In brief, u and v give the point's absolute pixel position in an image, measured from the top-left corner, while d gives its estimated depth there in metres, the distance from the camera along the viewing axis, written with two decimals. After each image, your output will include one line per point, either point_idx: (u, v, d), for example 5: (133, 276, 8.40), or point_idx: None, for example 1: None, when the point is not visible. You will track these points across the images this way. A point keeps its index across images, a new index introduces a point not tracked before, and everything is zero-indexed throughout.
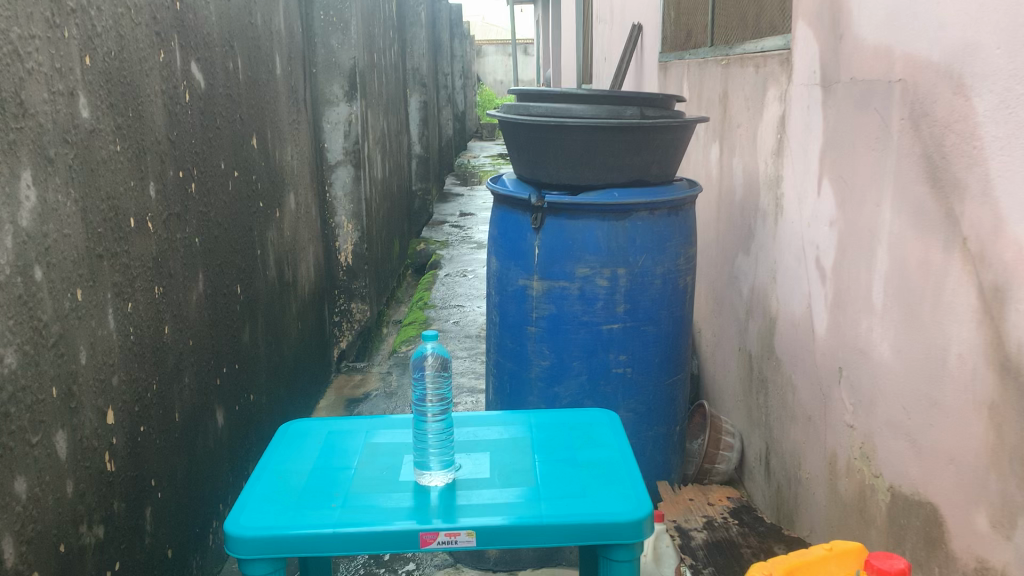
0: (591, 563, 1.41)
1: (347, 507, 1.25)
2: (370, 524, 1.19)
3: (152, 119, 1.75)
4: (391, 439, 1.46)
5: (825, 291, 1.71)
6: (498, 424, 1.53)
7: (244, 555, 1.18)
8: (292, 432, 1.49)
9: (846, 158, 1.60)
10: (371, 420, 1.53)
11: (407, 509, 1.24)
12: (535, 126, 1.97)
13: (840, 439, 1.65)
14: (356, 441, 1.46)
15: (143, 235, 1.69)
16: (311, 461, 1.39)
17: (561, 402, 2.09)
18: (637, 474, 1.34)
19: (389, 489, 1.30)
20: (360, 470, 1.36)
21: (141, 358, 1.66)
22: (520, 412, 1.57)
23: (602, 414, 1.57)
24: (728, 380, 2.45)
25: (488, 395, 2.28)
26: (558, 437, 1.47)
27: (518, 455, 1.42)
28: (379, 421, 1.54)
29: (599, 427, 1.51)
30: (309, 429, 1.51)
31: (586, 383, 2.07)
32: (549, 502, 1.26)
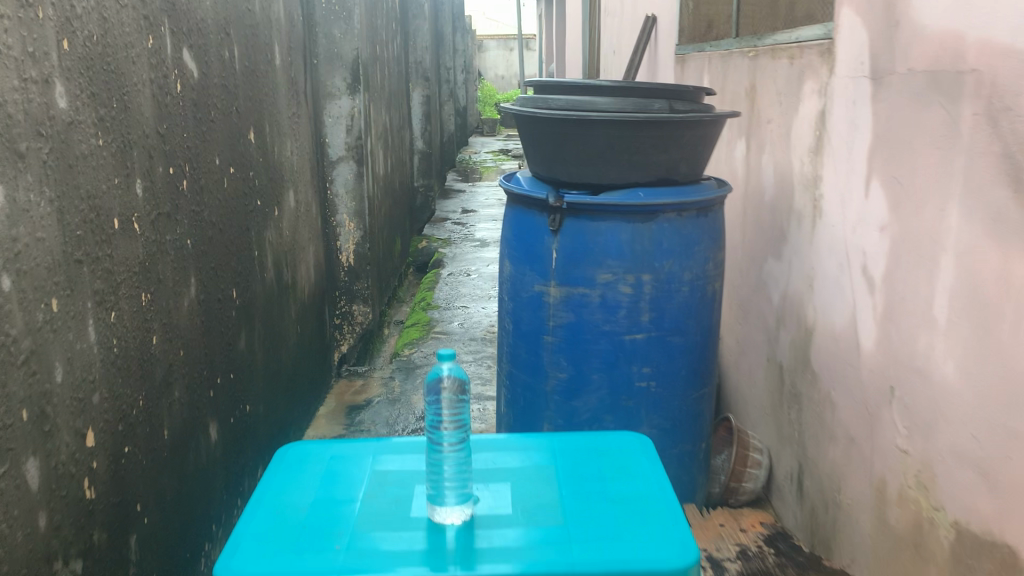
0: None
1: (353, 549, 1.10)
2: (379, 571, 1.05)
3: (139, 111, 1.60)
4: (400, 467, 1.32)
5: (874, 302, 1.56)
6: (519, 448, 1.39)
7: None
8: (290, 457, 1.34)
9: (901, 157, 1.46)
10: (378, 443, 1.39)
11: (420, 552, 1.10)
12: (554, 120, 1.82)
13: (890, 465, 1.51)
14: (361, 468, 1.32)
15: (128, 237, 1.54)
16: (312, 493, 1.25)
17: (580, 418, 1.95)
18: (677, 510, 1.20)
19: (399, 528, 1.16)
20: (366, 503, 1.22)
21: (124, 372, 1.51)
22: (542, 435, 1.43)
23: (632, 437, 1.43)
24: (755, 392, 2.30)
25: (500, 407, 2.13)
26: (586, 466, 1.33)
27: (543, 487, 1.28)
28: (386, 443, 1.40)
29: (630, 454, 1.38)
30: (310, 452, 1.37)
31: (607, 397, 1.92)
32: (581, 545, 1.12)
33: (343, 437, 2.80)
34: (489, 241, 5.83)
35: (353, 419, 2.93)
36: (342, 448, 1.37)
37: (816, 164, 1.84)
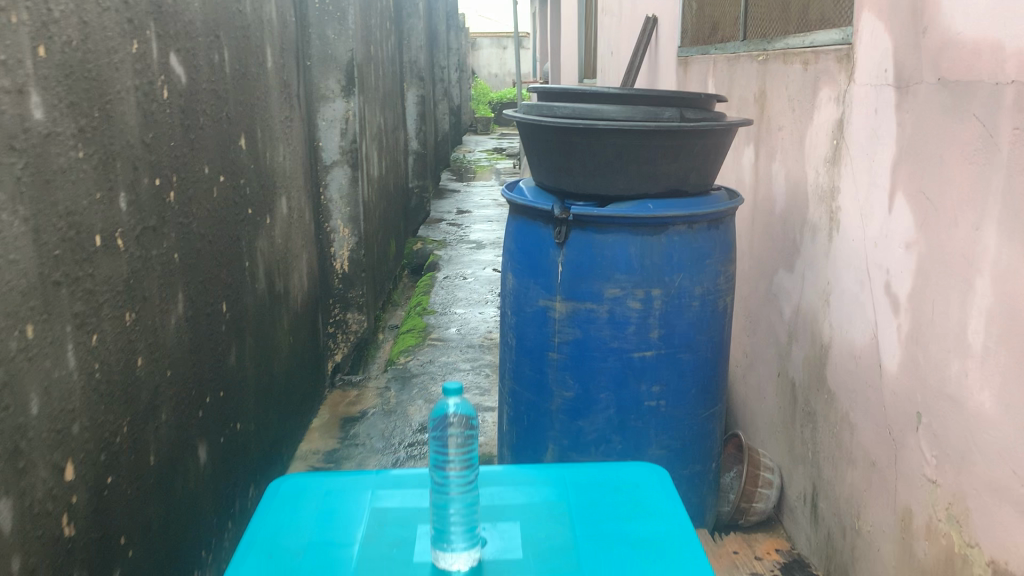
0: None
1: None
2: None
3: (123, 120, 1.51)
4: (402, 504, 1.23)
5: (898, 323, 1.49)
6: (527, 480, 1.30)
7: None
8: (284, 492, 1.26)
9: (929, 171, 1.38)
10: (378, 476, 1.30)
11: None
12: (560, 128, 1.74)
13: (917, 494, 1.43)
14: (360, 504, 1.24)
15: (110, 254, 1.45)
16: (307, 534, 1.16)
17: (586, 438, 1.86)
18: (698, 553, 1.12)
19: None
20: (366, 547, 1.13)
21: (106, 398, 1.42)
22: (550, 466, 1.34)
23: (647, 468, 1.35)
24: (764, 408, 2.23)
25: (502, 425, 2.05)
26: (600, 503, 1.25)
27: (554, 526, 1.19)
28: (386, 476, 1.31)
29: (646, 488, 1.29)
30: (305, 487, 1.28)
31: (615, 417, 1.84)
32: None
33: (338, 452, 2.71)
34: (484, 243, 5.74)
35: (347, 432, 2.84)
36: (339, 482, 1.29)
37: (833, 175, 1.77)
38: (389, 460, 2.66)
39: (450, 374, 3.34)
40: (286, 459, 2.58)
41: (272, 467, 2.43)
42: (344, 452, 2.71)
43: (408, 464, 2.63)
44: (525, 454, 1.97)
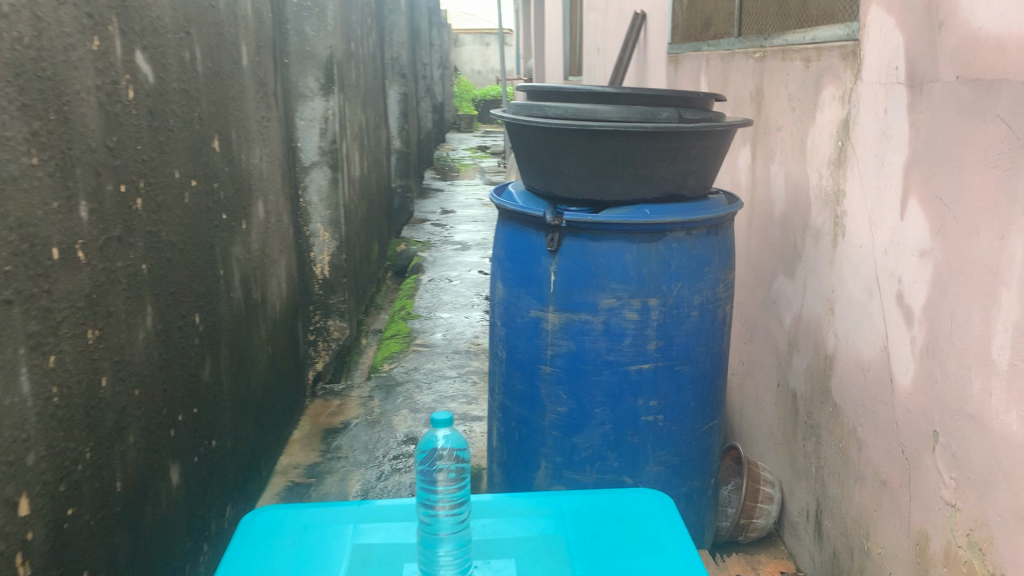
0: None
1: None
2: None
3: (83, 123, 1.41)
4: (386, 539, 1.14)
5: (911, 335, 1.40)
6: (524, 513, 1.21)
7: None
8: (261, 524, 1.16)
9: (945, 175, 1.30)
10: (361, 508, 1.21)
11: None
12: (552, 130, 1.65)
13: (933, 518, 1.35)
14: (341, 540, 1.14)
15: (70, 268, 1.35)
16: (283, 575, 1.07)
17: (580, 456, 1.77)
18: None
19: None
20: None
21: (66, 423, 1.32)
22: (546, 493, 1.25)
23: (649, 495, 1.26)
24: (763, 419, 2.14)
25: (492, 441, 1.96)
26: (601, 536, 1.16)
27: (553, 563, 1.10)
28: (370, 507, 1.22)
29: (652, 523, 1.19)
30: (281, 519, 1.19)
31: (611, 433, 1.75)
32: None
33: (320, 465, 2.61)
34: (469, 244, 5.64)
35: (329, 445, 2.74)
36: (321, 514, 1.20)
37: (838, 178, 1.68)
38: (373, 473, 2.55)
39: (435, 382, 3.24)
40: (265, 474, 2.47)
41: (251, 484, 2.33)
42: (326, 465, 2.61)
43: (393, 478, 2.53)
44: (516, 472, 1.87)
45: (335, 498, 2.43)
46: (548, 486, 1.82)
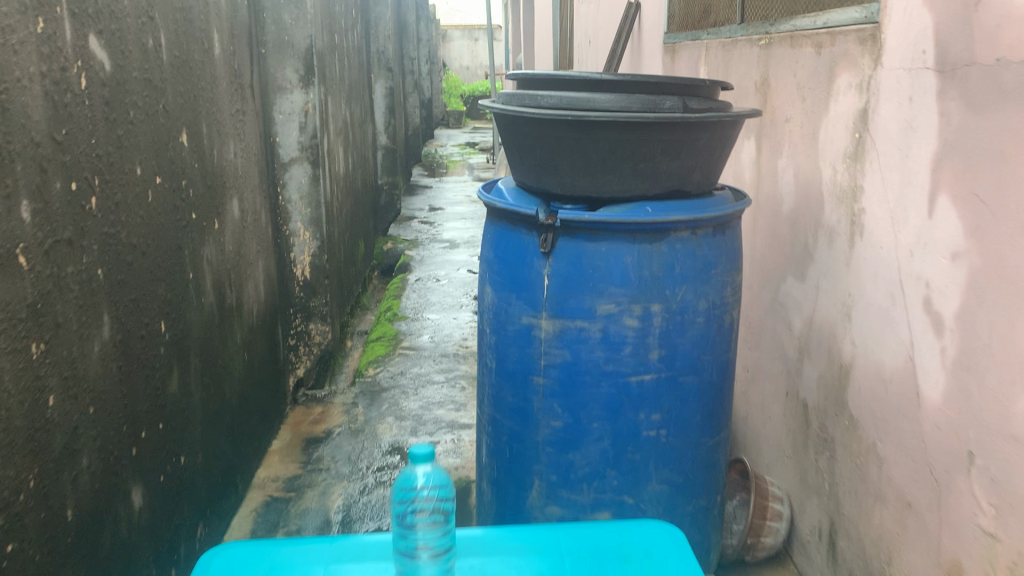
0: None
1: None
2: None
3: (26, 113, 1.26)
4: None
5: (942, 346, 1.28)
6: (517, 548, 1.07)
7: None
8: (219, 567, 1.02)
9: (982, 169, 1.17)
10: (334, 545, 1.07)
11: None
12: (545, 121, 1.52)
13: (968, 547, 1.23)
14: None
15: (10, 275, 1.20)
16: None
17: (577, 474, 1.64)
18: None
19: None
20: None
21: (6, 449, 1.18)
22: (542, 528, 1.11)
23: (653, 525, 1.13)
24: (770, 429, 2.02)
25: (480, 457, 1.82)
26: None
27: None
28: (345, 543, 1.08)
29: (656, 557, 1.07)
30: (245, 557, 1.05)
31: (610, 449, 1.62)
32: None
33: (300, 478, 2.47)
34: (457, 242, 5.50)
35: (310, 456, 2.60)
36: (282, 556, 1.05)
37: (855, 173, 1.56)
38: (356, 487, 2.42)
39: (421, 388, 3.11)
40: (241, 489, 2.33)
41: (225, 500, 2.19)
42: (307, 478, 2.47)
43: (377, 492, 2.40)
44: (507, 490, 1.74)
45: (315, 515, 2.28)
46: (542, 507, 1.69)
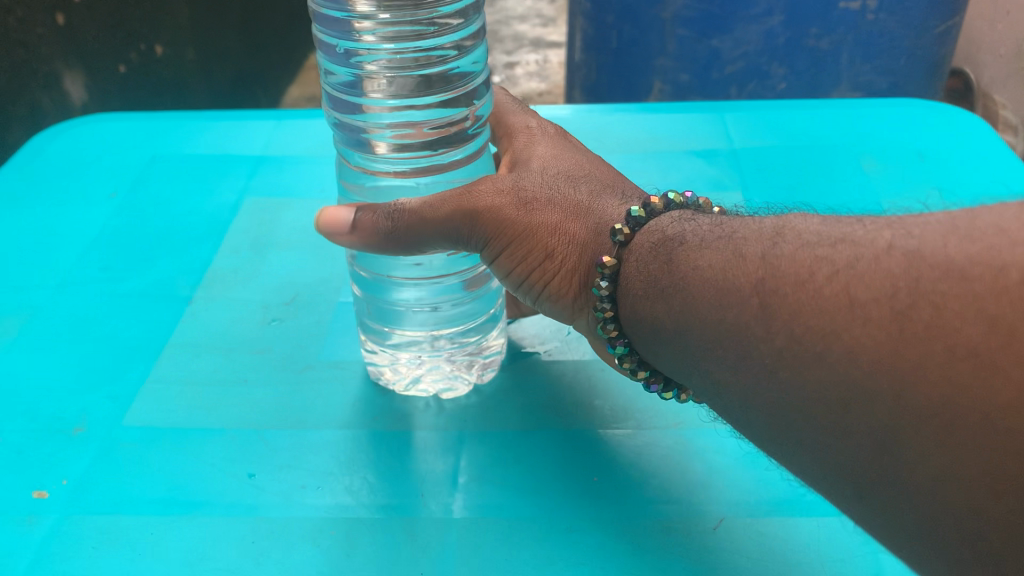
0: (924, 195, 0.74)
1: (129, 200, 0.76)
2: (157, 218, 0.74)
3: None
4: (244, 193, 0.77)
5: None
6: (685, 112, 0.86)
7: (174, 211, 0.75)
8: (162, 141, 0.84)
9: None
10: (256, 158, 0.81)
11: (195, 222, 0.73)
12: None
13: None
14: (208, 180, 0.78)
15: None
16: (137, 151, 0.82)
17: (721, 70, 1.07)
18: (943, 167, 0.77)
19: (187, 234, 0.72)
20: (201, 197, 0.76)
21: None
22: (721, 124, 0.83)
23: (915, 109, 0.85)
24: (1002, 33, 1.33)
25: (574, 53, 1.24)
26: (830, 157, 0.79)
27: (709, 155, 0.79)
28: (278, 163, 0.80)
29: (984, 150, 0.78)
30: (174, 130, 0.85)
31: (780, 32, 1.03)
32: (789, 180, 0.76)
33: None
34: None
35: None
36: (150, 126, 0.86)
37: None
38: None
39: None
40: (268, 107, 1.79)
41: None
42: None
43: None
44: (611, 101, 1.19)
45: None
46: None
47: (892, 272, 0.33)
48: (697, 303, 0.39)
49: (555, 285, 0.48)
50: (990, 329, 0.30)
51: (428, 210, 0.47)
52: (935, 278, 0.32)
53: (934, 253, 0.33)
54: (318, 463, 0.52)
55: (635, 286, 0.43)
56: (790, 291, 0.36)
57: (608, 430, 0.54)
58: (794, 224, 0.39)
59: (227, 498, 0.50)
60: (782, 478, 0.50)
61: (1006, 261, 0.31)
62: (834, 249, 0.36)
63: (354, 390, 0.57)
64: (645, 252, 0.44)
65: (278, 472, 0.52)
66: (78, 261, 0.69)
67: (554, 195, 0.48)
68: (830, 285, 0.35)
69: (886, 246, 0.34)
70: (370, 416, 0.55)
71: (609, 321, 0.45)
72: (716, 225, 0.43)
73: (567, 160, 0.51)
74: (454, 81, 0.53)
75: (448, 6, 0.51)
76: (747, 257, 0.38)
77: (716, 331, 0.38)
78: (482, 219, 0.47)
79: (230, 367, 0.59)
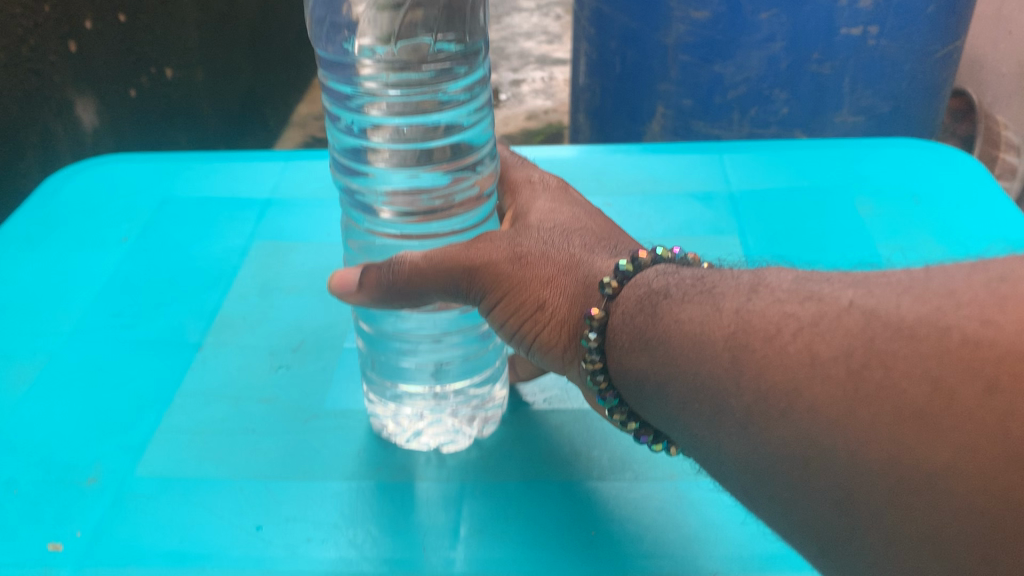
0: (918, 241, 0.74)
1: (140, 243, 0.78)
2: (167, 262, 0.75)
3: None
4: (252, 237, 0.78)
5: None
6: (687, 152, 0.87)
7: (183, 255, 0.76)
8: (174, 185, 0.85)
9: None
10: (264, 202, 0.82)
11: (203, 266, 0.75)
12: None
13: None
14: (216, 224, 0.80)
15: None
16: (150, 194, 0.84)
17: (722, 96, 1.08)
18: (936, 212, 0.78)
19: (196, 277, 0.73)
20: (209, 241, 0.78)
21: None
22: (719, 164, 0.85)
23: (907, 149, 0.86)
24: (1006, 52, 1.34)
25: (578, 77, 1.26)
26: (826, 203, 0.80)
27: (707, 204, 0.80)
28: (286, 208, 0.81)
29: (976, 192, 0.79)
30: (185, 173, 0.87)
31: (783, 59, 1.03)
32: (785, 227, 0.77)
33: None
34: None
35: None
36: (164, 168, 0.88)
37: None
38: None
39: (506, 13, 2.43)
40: (275, 126, 1.79)
41: (249, 136, 1.66)
42: None
43: None
44: (614, 125, 1.21)
45: None
46: None
47: (850, 331, 0.35)
48: (680, 358, 0.40)
49: (545, 336, 0.48)
50: (933, 390, 0.32)
51: (427, 264, 0.49)
52: (887, 336, 0.34)
53: (889, 314, 0.34)
54: (322, 516, 0.53)
55: (622, 340, 0.44)
56: (758, 346, 0.37)
57: (606, 482, 0.55)
58: (769, 280, 0.41)
59: (235, 551, 0.51)
60: (776, 535, 0.51)
61: (950, 322, 0.32)
62: (801, 306, 0.37)
63: (357, 440, 0.58)
64: (632, 305, 0.44)
65: (285, 524, 0.52)
66: (90, 305, 0.70)
67: (547, 251, 0.49)
68: (794, 341, 0.36)
69: (847, 304, 0.36)
70: (373, 467, 0.56)
71: (598, 372, 0.46)
72: (696, 279, 0.44)
73: (564, 215, 0.53)
74: (458, 152, 0.54)
75: (455, 84, 0.54)
76: (723, 311, 0.40)
77: (692, 387, 0.40)
78: (478, 272, 0.48)
79: (240, 417, 0.60)
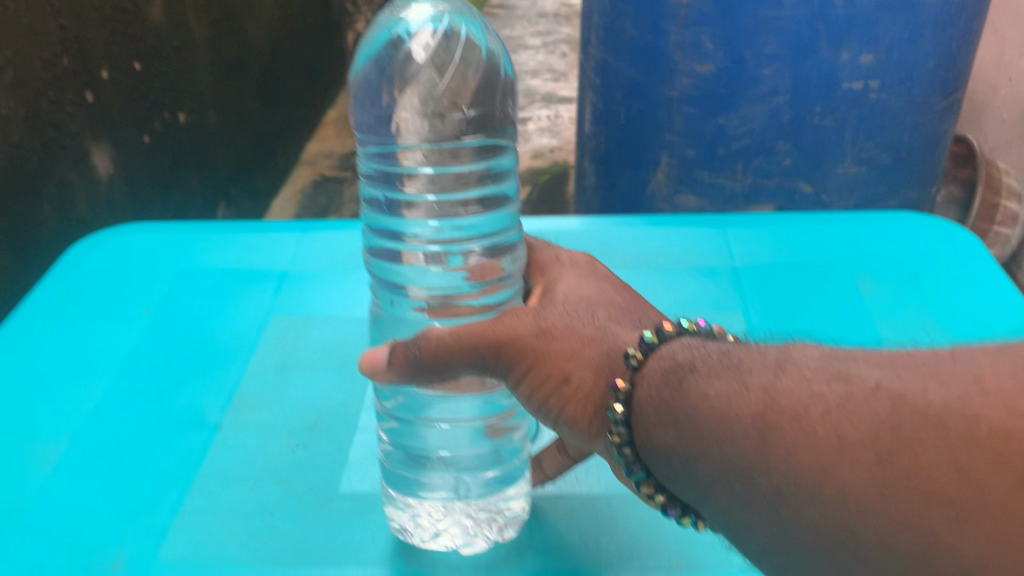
0: (917, 318, 0.76)
1: (160, 316, 0.80)
2: (190, 334, 0.78)
3: None
4: (270, 309, 0.82)
5: None
6: (691, 225, 0.91)
7: (204, 326, 0.79)
8: (191, 259, 0.89)
9: None
10: (281, 278, 0.86)
11: (224, 339, 0.78)
12: None
13: None
14: (235, 296, 0.83)
15: None
16: (167, 267, 0.87)
17: (728, 146, 1.10)
18: (934, 288, 0.79)
19: (217, 350, 0.76)
20: (229, 313, 0.81)
21: None
22: (721, 241, 0.87)
23: (907, 224, 0.88)
24: (1006, 97, 1.36)
25: (584, 125, 1.28)
26: (827, 280, 0.81)
27: (709, 282, 0.82)
28: (301, 283, 0.86)
29: (975, 268, 0.81)
30: (201, 249, 0.91)
31: (785, 111, 1.06)
32: (787, 303, 0.78)
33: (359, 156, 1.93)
34: None
35: None
36: (179, 244, 0.91)
37: None
38: None
39: (511, 51, 2.46)
40: (284, 164, 1.81)
41: (259, 176, 1.68)
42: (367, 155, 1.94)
43: None
44: (620, 172, 1.23)
45: None
46: (669, 195, 1.18)
47: (879, 414, 0.35)
48: (704, 434, 0.40)
49: (572, 411, 0.48)
50: (964, 478, 0.32)
51: (454, 339, 0.50)
52: (915, 422, 0.34)
53: (916, 399, 0.35)
54: None
55: (648, 413, 0.44)
56: (787, 427, 0.37)
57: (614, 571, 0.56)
58: (795, 359, 0.41)
59: None
60: None
61: (978, 410, 0.33)
62: (829, 386, 0.37)
63: (373, 524, 0.60)
64: (658, 379, 0.44)
65: None
66: (114, 378, 0.72)
67: (570, 323, 0.50)
68: (824, 422, 0.36)
69: (874, 385, 0.37)
70: (387, 553, 0.57)
71: (625, 444, 0.45)
72: (720, 354, 0.44)
73: (584, 286, 0.54)
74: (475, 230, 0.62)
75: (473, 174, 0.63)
76: (751, 388, 0.40)
77: (719, 463, 0.39)
78: (504, 348, 0.49)
79: (257, 498, 0.61)
